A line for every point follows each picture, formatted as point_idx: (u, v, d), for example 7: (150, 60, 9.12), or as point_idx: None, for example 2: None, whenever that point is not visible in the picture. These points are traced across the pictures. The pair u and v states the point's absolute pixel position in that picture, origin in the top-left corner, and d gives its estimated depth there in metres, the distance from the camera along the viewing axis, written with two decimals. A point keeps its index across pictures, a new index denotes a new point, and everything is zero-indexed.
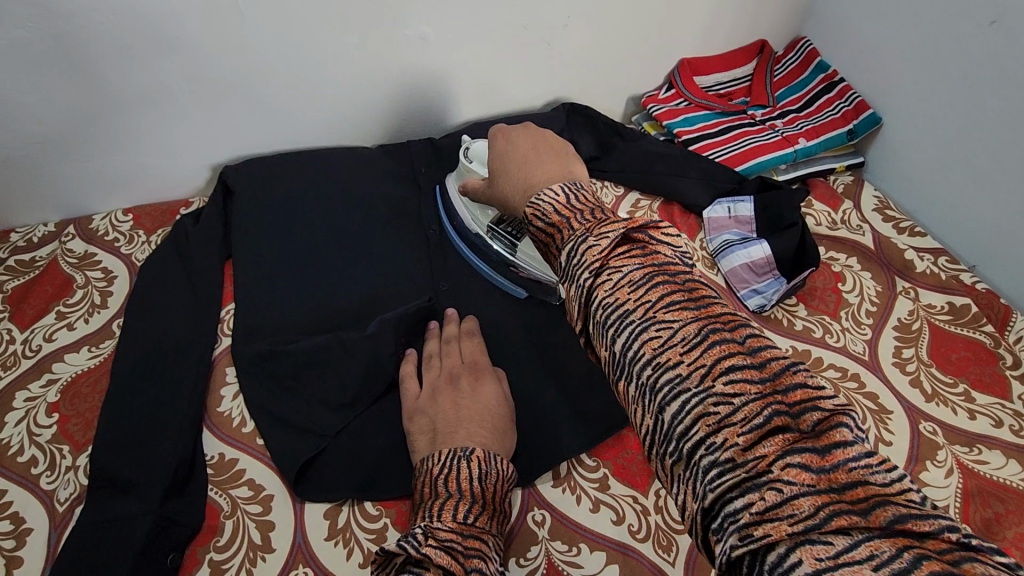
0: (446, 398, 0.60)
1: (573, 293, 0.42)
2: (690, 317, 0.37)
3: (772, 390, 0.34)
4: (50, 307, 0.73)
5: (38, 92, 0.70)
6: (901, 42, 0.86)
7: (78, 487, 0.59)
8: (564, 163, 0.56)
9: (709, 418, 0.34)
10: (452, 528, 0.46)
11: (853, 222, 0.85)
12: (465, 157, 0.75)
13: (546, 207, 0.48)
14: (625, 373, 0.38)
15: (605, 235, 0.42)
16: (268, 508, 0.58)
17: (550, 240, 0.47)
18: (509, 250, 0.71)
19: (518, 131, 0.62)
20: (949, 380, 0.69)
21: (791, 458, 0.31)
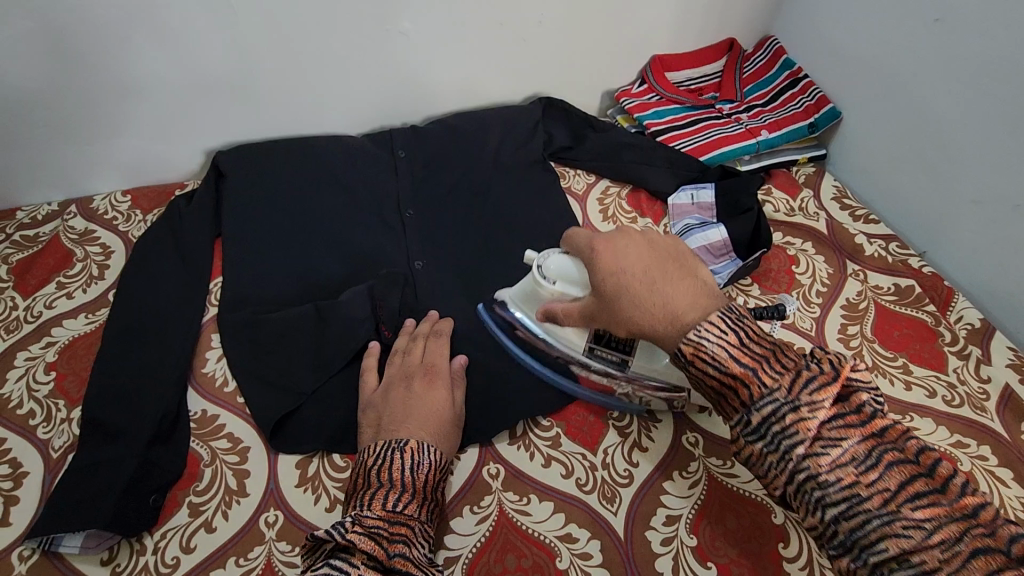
0: (395, 397, 0.62)
1: (725, 402, 0.46)
2: (857, 434, 0.42)
3: (872, 432, 0.43)
4: (51, 278, 0.79)
5: (44, 79, 0.76)
6: (859, 40, 0.91)
7: (72, 436, 0.64)
8: (694, 275, 0.53)
9: (818, 458, 0.42)
10: (379, 516, 0.51)
11: (809, 209, 0.89)
12: (540, 277, 0.64)
13: (711, 348, 0.47)
14: (769, 452, 0.43)
15: (813, 397, 0.43)
16: (245, 458, 0.63)
17: (726, 391, 0.47)
18: (617, 367, 0.65)
19: (623, 241, 0.57)
20: (889, 354, 0.73)
21: (908, 493, 0.40)
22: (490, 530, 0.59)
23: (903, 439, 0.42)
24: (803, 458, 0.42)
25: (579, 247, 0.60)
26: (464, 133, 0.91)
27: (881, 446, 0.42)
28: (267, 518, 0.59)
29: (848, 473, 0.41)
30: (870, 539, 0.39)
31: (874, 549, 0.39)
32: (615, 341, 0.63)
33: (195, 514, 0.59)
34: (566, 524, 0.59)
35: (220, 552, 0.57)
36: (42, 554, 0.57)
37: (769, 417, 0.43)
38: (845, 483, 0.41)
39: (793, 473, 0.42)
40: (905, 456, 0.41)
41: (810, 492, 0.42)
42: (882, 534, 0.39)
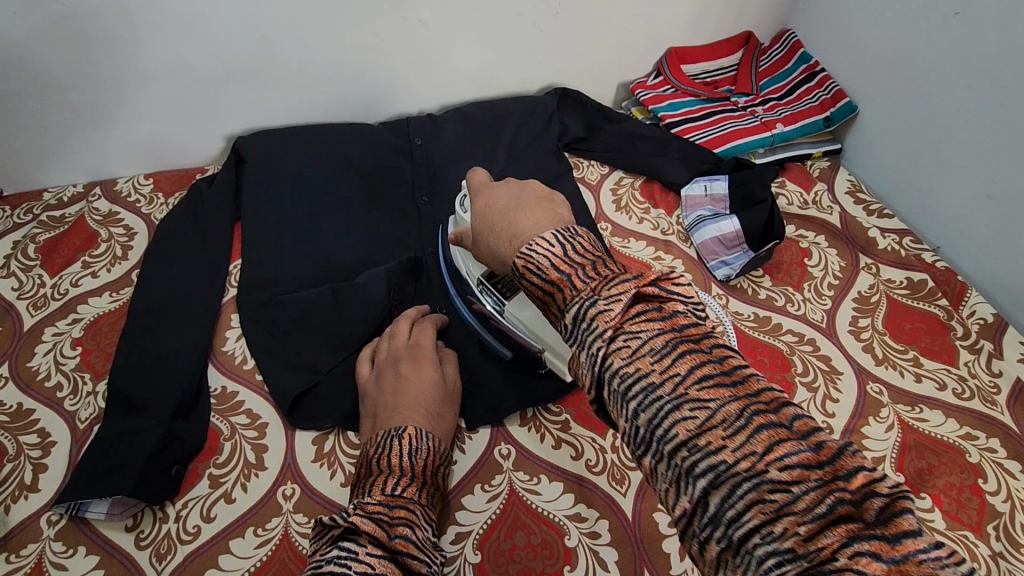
0: (386, 383, 0.62)
1: (623, 416, 0.38)
2: (727, 395, 0.35)
3: (744, 391, 0.36)
4: (76, 257, 0.81)
5: (73, 63, 0.78)
6: (878, 34, 0.90)
7: (97, 408, 0.66)
8: (551, 209, 0.50)
9: (684, 422, 0.35)
10: (380, 501, 0.50)
11: (823, 202, 0.89)
12: (461, 205, 0.71)
13: (539, 259, 0.44)
14: (622, 406, 0.38)
15: (612, 292, 0.40)
16: (263, 433, 0.65)
17: (547, 297, 0.44)
18: (497, 307, 0.65)
19: (499, 186, 0.56)
20: (900, 347, 0.73)
21: (778, 452, 0.33)
22: (501, 508, 0.60)
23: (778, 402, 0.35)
24: (669, 422, 0.36)
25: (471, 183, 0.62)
26: (478, 122, 0.92)
27: (753, 406, 0.35)
28: (285, 492, 0.61)
29: (713, 436, 0.34)
30: (736, 513, 0.33)
31: (740, 522, 0.32)
32: (500, 281, 0.65)
33: (215, 485, 0.61)
34: (575, 504, 0.60)
35: (238, 522, 0.59)
36: (69, 519, 0.59)
37: (617, 366, 0.38)
38: (709, 447, 0.34)
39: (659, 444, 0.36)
40: (779, 418, 0.34)
41: (666, 453, 0.36)
42: (747, 503, 0.32)
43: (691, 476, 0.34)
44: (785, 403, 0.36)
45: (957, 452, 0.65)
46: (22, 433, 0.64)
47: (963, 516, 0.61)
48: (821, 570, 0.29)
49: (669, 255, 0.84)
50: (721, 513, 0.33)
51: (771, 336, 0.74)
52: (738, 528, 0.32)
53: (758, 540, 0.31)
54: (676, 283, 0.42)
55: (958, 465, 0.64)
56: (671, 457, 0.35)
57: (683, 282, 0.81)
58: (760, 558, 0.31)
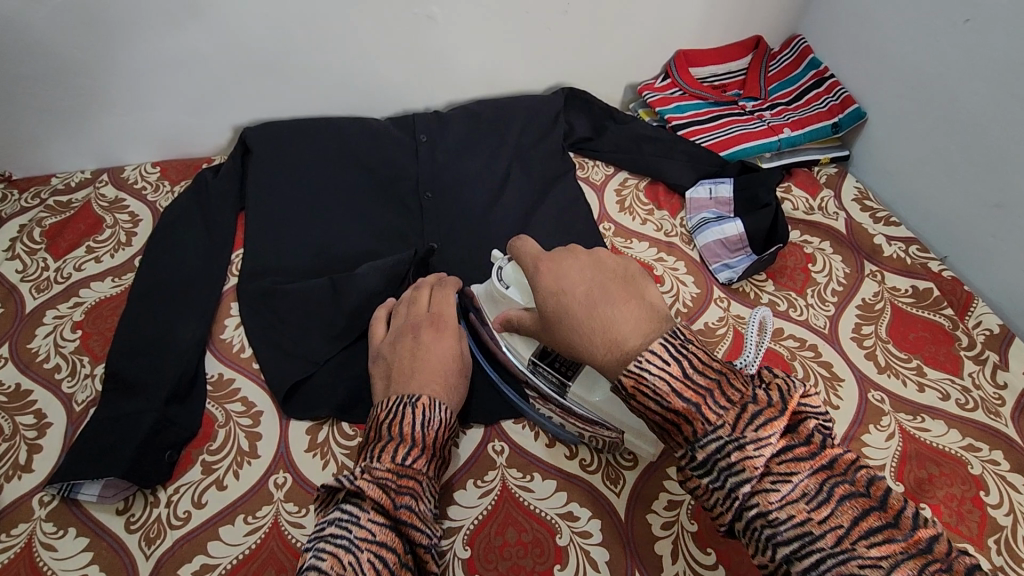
0: (404, 346, 0.62)
1: (707, 484, 0.44)
2: (808, 471, 0.42)
3: (914, 544, 0.39)
4: (81, 242, 0.82)
5: (84, 50, 0.79)
6: (887, 42, 0.90)
7: (94, 391, 0.66)
8: (641, 300, 0.51)
9: (767, 495, 0.42)
10: (388, 469, 0.52)
11: (829, 209, 0.88)
12: (498, 278, 0.64)
13: (653, 380, 0.46)
14: (770, 551, 0.41)
15: (759, 433, 0.43)
16: (258, 422, 0.65)
17: (671, 425, 0.46)
18: (556, 391, 0.60)
19: (567, 259, 0.56)
20: (903, 356, 0.72)
21: (863, 529, 0.39)
22: (492, 505, 0.60)
23: (852, 470, 0.42)
24: (751, 495, 0.42)
25: (523, 261, 0.58)
26: (484, 119, 0.92)
27: (925, 563, 0.38)
28: (277, 480, 0.61)
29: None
30: None
31: None
32: (557, 361, 0.60)
33: (207, 471, 0.61)
34: (568, 502, 0.60)
35: (229, 509, 0.59)
36: (61, 501, 0.59)
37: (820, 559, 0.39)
38: (796, 522, 0.40)
39: (740, 510, 0.43)
40: (859, 488, 0.41)
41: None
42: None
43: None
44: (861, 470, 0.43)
45: (959, 463, 0.64)
46: (18, 413, 0.65)
47: (963, 528, 0.59)
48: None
49: (671, 257, 0.83)
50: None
51: (772, 341, 0.73)
52: None
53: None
54: (803, 396, 0.46)
55: (959, 476, 0.62)
56: (752, 525, 0.42)
57: (685, 284, 0.80)
58: None
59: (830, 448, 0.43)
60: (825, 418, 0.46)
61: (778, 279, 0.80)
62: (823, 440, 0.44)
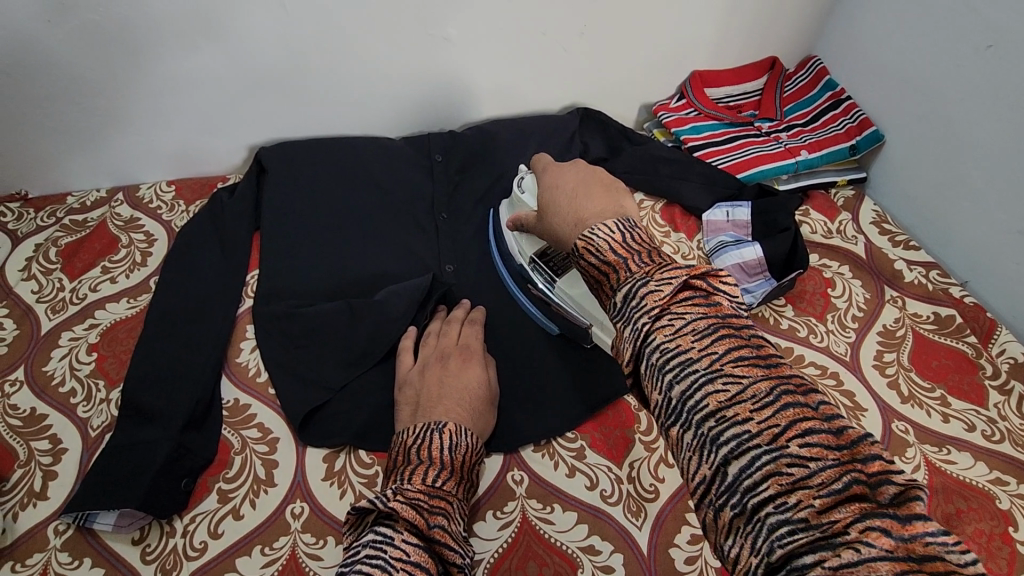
0: (432, 373, 0.64)
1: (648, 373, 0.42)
2: (761, 375, 0.39)
3: (776, 373, 0.39)
4: (96, 262, 0.81)
5: (104, 71, 0.79)
6: (903, 67, 0.90)
7: (109, 416, 0.66)
8: (616, 197, 0.56)
9: (717, 395, 0.38)
10: (420, 489, 0.51)
11: (848, 232, 0.88)
12: (518, 187, 0.75)
13: (599, 242, 0.50)
14: (657, 378, 0.41)
15: (665, 275, 0.44)
16: (274, 449, 0.64)
17: (602, 277, 0.49)
18: (546, 284, 0.70)
19: (567, 168, 0.64)
20: (927, 385, 0.71)
21: (800, 430, 0.36)
22: (512, 538, 0.59)
23: (806, 387, 0.38)
24: (703, 394, 0.39)
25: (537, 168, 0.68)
26: (500, 139, 0.92)
27: (781, 386, 0.38)
28: (293, 510, 0.60)
29: (740, 407, 0.37)
30: (754, 482, 0.35)
31: (757, 490, 0.35)
32: (551, 260, 0.69)
33: (224, 500, 0.60)
34: (589, 535, 0.59)
35: (246, 540, 0.58)
36: (76, 530, 0.58)
37: (715, 411, 0.38)
38: (736, 418, 0.37)
39: (684, 407, 0.40)
40: (806, 400, 0.37)
41: (693, 422, 0.39)
42: (766, 474, 0.35)
43: (715, 443, 0.37)
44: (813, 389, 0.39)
45: (987, 498, 0.62)
46: (33, 438, 0.64)
47: (994, 566, 0.58)
48: (834, 542, 0.32)
49: None
50: (739, 479, 0.36)
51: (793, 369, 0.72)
52: (754, 495, 0.35)
53: (772, 508, 0.34)
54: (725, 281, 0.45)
55: (988, 511, 0.61)
56: (699, 427, 0.39)
57: None
58: (772, 526, 0.34)
59: (781, 360, 0.40)
60: (742, 304, 0.45)
61: (794, 304, 0.80)
62: (778, 355, 0.41)
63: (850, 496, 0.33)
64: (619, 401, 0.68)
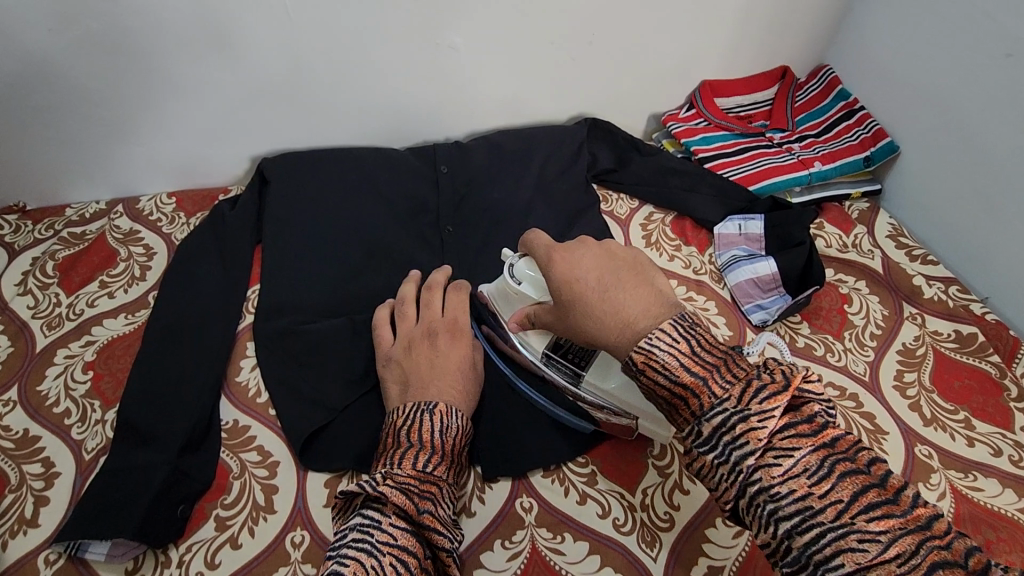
0: (419, 353, 0.63)
1: (710, 459, 0.45)
2: (810, 447, 0.43)
3: (912, 520, 0.39)
4: (94, 276, 0.80)
5: (103, 82, 0.77)
6: (919, 77, 0.89)
7: (104, 438, 0.63)
8: (649, 285, 0.53)
9: (769, 470, 0.42)
10: (409, 474, 0.53)
11: (864, 246, 0.85)
12: (510, 276, 0.64)
13: (663, 357, 0.47)
14: (772, 527, 0.41)
15: (762, 406, 0.44)
16: (274, 473, 0.62)
17: (676, 399, 0.47)
18: (571, 380, 0.63)
19: (578, 248, 0.58)
20: (950, 407, 0.69)
21: (862, 504, 0.40)
22: (521, 570, 0.56)
23: (854, 450, 0.43)
24: (754, 469, 0.43)
25: (536, 250, 0.60)
26: (507, 150, 0.90)
27: (924, 540, 0.38)
28: (293, 538, 0.58)
29: (885, 568, 0.38)
30: (826, 557, 0.39)
31: (829, 565, 0.39)
32: (570, 352, 0.63)
33: (221, 528, 0.58)
34: (601, 567, 0.57)
35: (244, 570, 0.56)
36: (68, 559, 0.56)
37: (767, 484, 0.42)
38: (797, 496, 0.41)
39: (744, 486, 0.43)
40: (859, 466, 0.42)
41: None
42: (837, 550, 0.39)
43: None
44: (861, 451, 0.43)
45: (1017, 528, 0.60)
46: (26, 462, 0.62)
47: None
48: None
49: (701, 296, 0.80)
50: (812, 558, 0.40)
51: None
52: (827, 570, 0.39)
53: None
54: (806, 381, 0.47)
55: (1018, 542, 0.59)
56: (756, 502, 0.42)
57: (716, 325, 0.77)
58: None
59: (831, 429, 0.44)
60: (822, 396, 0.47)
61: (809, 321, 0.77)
62: (826, 421, 0.45)
63: (925, 566, 0.37)
64: None
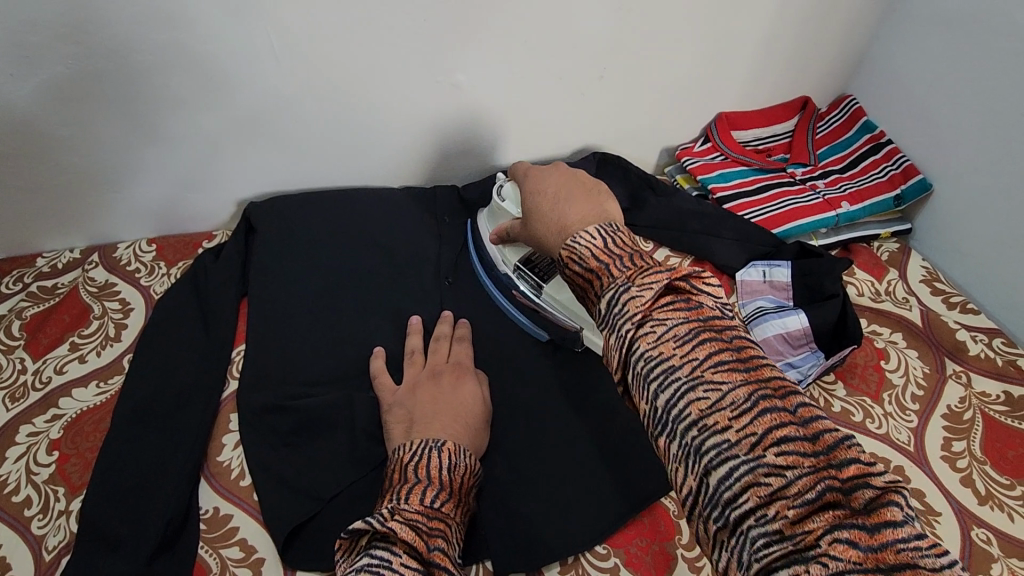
0: (426, 392, 0.62)
1: (633, 383, 0.41)
2: (740, 381, 0.38)
3: (756, 377, 0.38)
4: (64, 337, 0.73)
5: (74, 125, 0.71)
6: (953, 113, 0.83)
7: (68, 534, 0.57)
8: (597, 203, 0.57)
9: (698, 403, 0.38)
10: (418, 510, 0.48)
11: (898, 294, 0.80)
12: (497, 196, 0.75)
13: (581, 250, 0.48)
14: (642, 386, 0.40)
15: (646, 282, 0.43)
16: (258, 573, 0.56)
17: (586, 285, 0.48)
18: (533, 291, 0.72)
19: (551, 172, 0.66)
20: (1005, 482, 0.63)
21: (778, 439, 0.35)
22: None
23: (788, 393, 0.37)
24: (685, 403, 0.38)
25: (517, 176, 0.70)
26: None
27: (761, 393, 0.37)
28: None
29: (696, 400, 0.38)
30: (733, 493, 0.35)
31: (737, 501, 0.35)
32: (538, 266, 0.72)
33: None
34: None
35: None
36: None
37: (696, 419, 0.37)
38: (716, 428, 0.37)
39: (667, 413, 0.39)
40: (786, 406, 0.36)
41: (679, 432, 0.38)
42: (745, 486, 0.35)
43: (698, 454, 0.37)
44: (795, 393, 0.38)
45: None
46: None
47: None
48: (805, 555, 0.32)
49: None
50: (721, 492, 0.35)
51: None
52: (735, 507, 0.35)
53: (754, 521, 0.34)
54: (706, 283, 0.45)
55: None
56: (681, 435, 0.38)
57: None
58: (753, 538, 0.34)
59: (764, 363, 0.39)
60: (726, 304, 0.44)
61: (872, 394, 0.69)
62: (762, 359, 0.39)
63: (823, 504, 0.33)
64: (656, 509, 0.60)
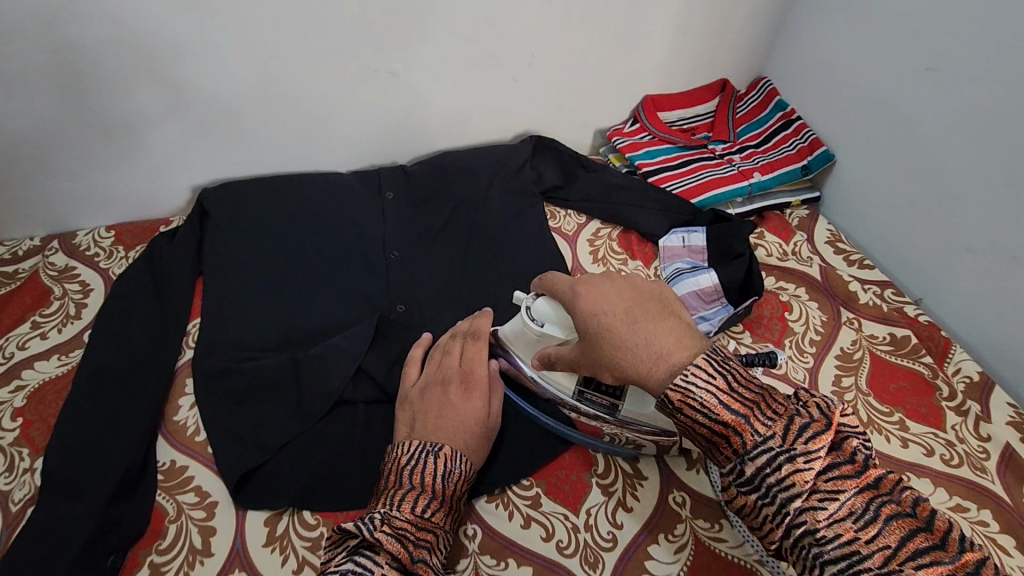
0: (433, 399, 0.60)
1: (754, 500, 0.45)
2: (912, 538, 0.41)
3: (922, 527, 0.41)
4: (26, 317, 0.77)
5: (26, 119, 0.75)
6: (849, 89, 0.92)
7: (32, 488, 0.63)
8: (676, 315, 0.53)
9: (815, 512, 0.42)
10: (407, 520, 0.51)
11: (803, 253, 0.88)
12: (528, 318, 0.62)
13: (700, 394, 0.47)
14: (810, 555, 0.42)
15: (807, 446, 0.44)
16: (212, 514, 0.62)
17: (717, 438, 0.47)
18: (608, 411, 0.63)
19: (606, 283, 0.57)
20: (885, 410, 0.71)
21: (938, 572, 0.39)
22: None
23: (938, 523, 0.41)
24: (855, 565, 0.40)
25: (564, 291, 0.59)
26: (452, 172, 0.90)
27: (928, 544, 0.40)
28: None
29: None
30: None
31: None
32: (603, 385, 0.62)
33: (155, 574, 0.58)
34: None
35: None
36: None
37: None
38: None
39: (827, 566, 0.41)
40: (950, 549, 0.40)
41: None
42: None
43: None
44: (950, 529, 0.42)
45: None
46: None
47: None
48: None
49: None
50: None
51: None
52: None
53: None
54: (841, 416, 0.47)
55: None
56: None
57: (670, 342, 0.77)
58: None
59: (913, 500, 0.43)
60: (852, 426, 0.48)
61: (785, 326, 0.79)
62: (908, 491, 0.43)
63: None
64: (575, 445, 0.67)
